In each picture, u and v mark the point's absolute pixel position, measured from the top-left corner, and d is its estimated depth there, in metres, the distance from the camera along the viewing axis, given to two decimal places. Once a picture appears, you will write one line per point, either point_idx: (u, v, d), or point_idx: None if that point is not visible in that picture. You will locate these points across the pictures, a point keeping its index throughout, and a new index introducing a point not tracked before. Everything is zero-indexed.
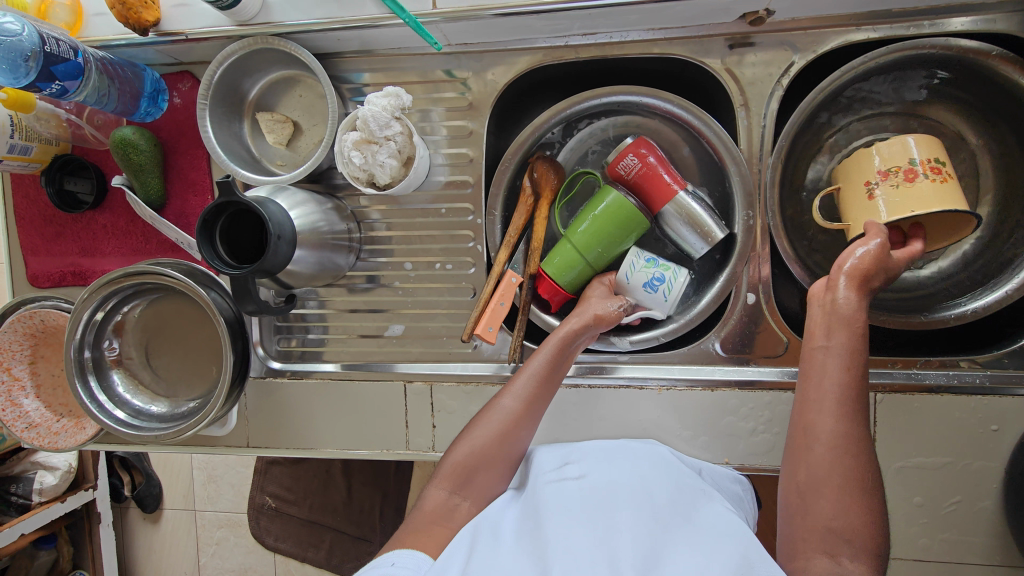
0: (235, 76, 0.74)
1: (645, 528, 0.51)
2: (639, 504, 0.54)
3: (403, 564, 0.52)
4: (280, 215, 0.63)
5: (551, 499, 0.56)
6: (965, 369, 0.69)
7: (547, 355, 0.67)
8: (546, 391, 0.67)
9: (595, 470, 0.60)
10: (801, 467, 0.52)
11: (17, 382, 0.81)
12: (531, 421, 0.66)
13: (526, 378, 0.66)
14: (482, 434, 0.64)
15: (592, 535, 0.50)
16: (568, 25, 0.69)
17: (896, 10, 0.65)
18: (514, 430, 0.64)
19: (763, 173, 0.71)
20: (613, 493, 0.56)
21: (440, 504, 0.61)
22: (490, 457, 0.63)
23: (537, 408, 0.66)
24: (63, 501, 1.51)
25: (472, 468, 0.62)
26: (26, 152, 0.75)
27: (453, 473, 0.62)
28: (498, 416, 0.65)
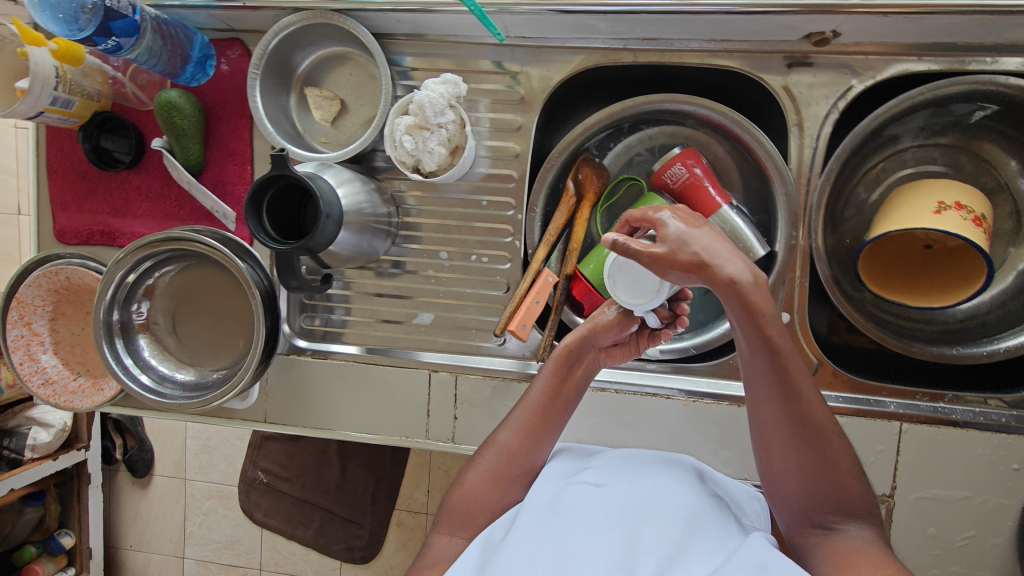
0: (289, 48, 0.73)
1: (670, 541, 0.51)
2: (662, 516, 0.54)
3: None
4: (328, 193, 0.63)
5: (569, 509, 0.56)
6: (992, 407, 0.69)
7: (544, 387, 0.67)
8: (544, 423, 0.66)
9: (614, 480, 0.60)
10: (775, 463, 0.57)
11: (37, 337, 0.80)
12: (534, 452, 0.65)
13: (521, 410, 0.67)
14: (477, 469, 0.65)
15: (613, 554, 0.51)
16: (631, 28, 0.69)
17: (959, 43, 0.65)
18: (509, 465, 0.65)
19: (810, 194, 0.71)
20: (632, 508, 0.56)
21: (446, 548, 0.61)
22: (486, 494, 0.63)
23: (537, 439, 0.65)
24: (55, 460, 1.49)
25: (468, 509, 0.63)
26: (68, 105, 0.73)
27: (455, 516, 0.63)
28: (493, 452, 0.65)
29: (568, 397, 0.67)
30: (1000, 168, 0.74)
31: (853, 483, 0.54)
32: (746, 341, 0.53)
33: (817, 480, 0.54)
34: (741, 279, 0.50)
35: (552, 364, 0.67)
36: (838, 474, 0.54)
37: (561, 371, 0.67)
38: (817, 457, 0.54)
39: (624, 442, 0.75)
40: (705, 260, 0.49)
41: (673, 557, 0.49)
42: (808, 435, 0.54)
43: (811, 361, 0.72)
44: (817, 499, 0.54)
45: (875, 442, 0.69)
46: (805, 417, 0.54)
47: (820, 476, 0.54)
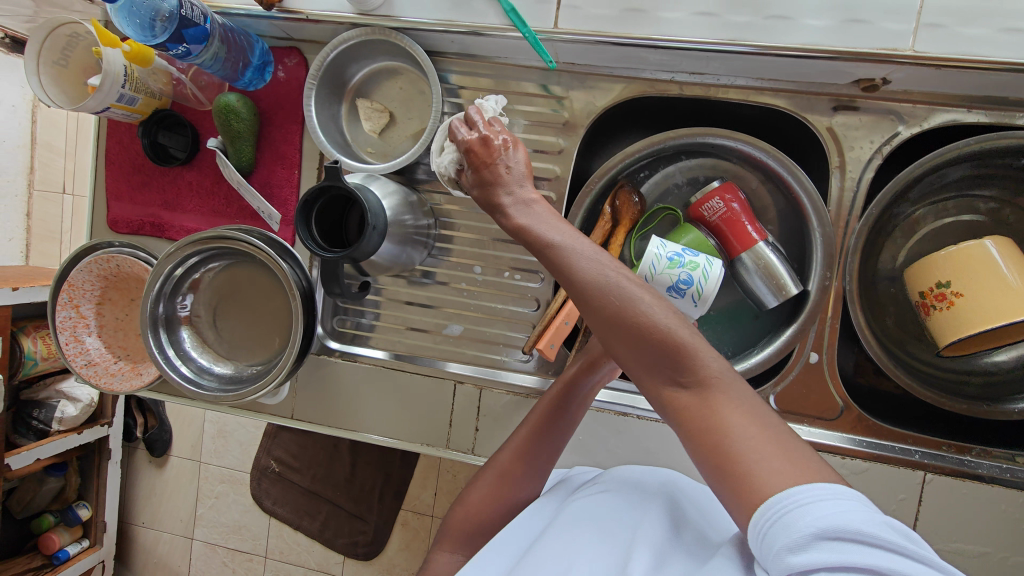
0: (345, 61, 0.76)
1: (661, 533, 0.50)
2: (650, 510, 0.54)
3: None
4: (376, 206, 0.65)
5: (569, 513, 0.56)
6: (1020, 465, 0.69)
7: (546, 408, 0.67)
8: (544, 444, 0.65)
9: (615, 486, 0.60)
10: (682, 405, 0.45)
11: (83, 320, 0.84)
12: (533, 474, 0.65)
13: (523, 431, 0.66)
14: (477, 487, 0.65)
15: (608, 541, 0.50)
16: (680, 63, 0.70)
17: (1011, 98, 0.65)
18: (505, 485, 0.64)
19: (847, 236, 0.72)
20: (627, 509, 0.55)
21: (448, 564, 0.61)
22: (484, 510, 0.63)
23: (537, 461, 0.65)
24: (80, 433, 1.54)
25: (474, 529, 0.63)
26: (132, 102, 0.77)
27: (457, 531, 0.63)
28: (492, 470, 0.65)
29: (570, 419, 0.67)
30: None
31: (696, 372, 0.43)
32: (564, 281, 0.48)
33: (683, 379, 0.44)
34: (564, 247, 0.48)
35: (560, 383, 0.68)
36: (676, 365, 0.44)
37: (566, 391, 0.67)
38: (668, 377, 0.45)
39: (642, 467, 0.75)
40: (526, 234, 0.51)
41: (667, 544, 0.47)
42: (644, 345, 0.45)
43: (837, 404, 0.72)
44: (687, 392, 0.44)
45: (897, 490, 0.69)
46: (629, 321, 0.44)
47: (667, 360, 0.44)
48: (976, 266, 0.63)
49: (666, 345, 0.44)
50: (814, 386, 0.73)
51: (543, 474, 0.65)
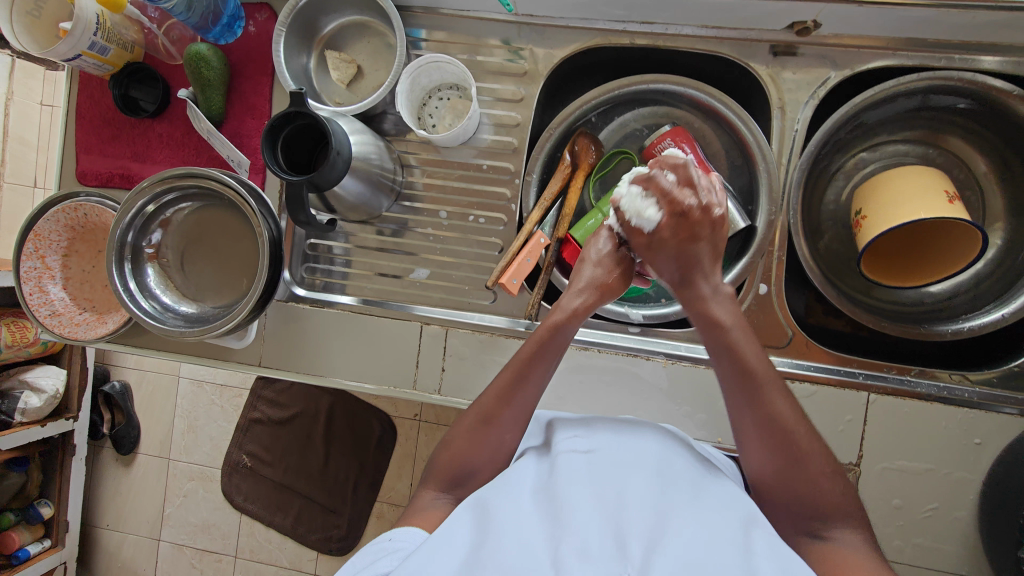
0: (314, 12, 0.79)
1: (653, 501, 0.49)
2: (646, 473, 0.53)
3: (400, 540, 0.54)
4: (341, 136, 0.68)
5: (557, 472, 0.53)
6: (956, 383, 0.72)
7: (526, 353, 0.63)
8: (524, 392, 0.63)
9: (605, 445, 0.57)
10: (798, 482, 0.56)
11: (48, 271, 0.83)
12: (513, 421, 0.63)
13: (504, 375, 0.64)
14: (458, 427, 0.65)
15: (602, 510, 0.48)
16: (630, 11, 0.75)
17: (931, 40, 0.71)
18: (485, 431, 0.62)
19: (789, 173, 0.76)
20: (622, 469, 0.53)
21: (432, 500, 0.62)
22: (467, 452, 0.62)
23: (516, 408, 0.63)
24: (43, 426, 1.47)
25: (460, 468, 0.62)
26: (104, 52, 0.79)
27: (442, 474, 0.63)
28: (473, 415, 0.64)
29: (550, 364, 0.64)
30: (968, 163, 0.79)
31: (822, 481, 0.55)
32: (719, 357, 0.59)
33: (792, 475, 0.56)
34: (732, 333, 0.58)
35: (543, 327, 0.64)
36: (806, 467, 0.55)
37: (548, 337, 0.63)
38: (798, 487, 0.56)
39: (604, 400, 0.78)
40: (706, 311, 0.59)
41: (662, 519, 0.47)
42: (779, 446, 0.56)
43: (786, 332, 0.76)
44: (788, 493, 0.56)
45: (844, 411, 0.72)
46: (779, 419, 0.56)
47: (796, 458, 0.55)
48: (892, 199, 0.68)
49: (802, 452, 0.55)
50: (764, 317, 0.76)
51: (525, 421, 0.63)
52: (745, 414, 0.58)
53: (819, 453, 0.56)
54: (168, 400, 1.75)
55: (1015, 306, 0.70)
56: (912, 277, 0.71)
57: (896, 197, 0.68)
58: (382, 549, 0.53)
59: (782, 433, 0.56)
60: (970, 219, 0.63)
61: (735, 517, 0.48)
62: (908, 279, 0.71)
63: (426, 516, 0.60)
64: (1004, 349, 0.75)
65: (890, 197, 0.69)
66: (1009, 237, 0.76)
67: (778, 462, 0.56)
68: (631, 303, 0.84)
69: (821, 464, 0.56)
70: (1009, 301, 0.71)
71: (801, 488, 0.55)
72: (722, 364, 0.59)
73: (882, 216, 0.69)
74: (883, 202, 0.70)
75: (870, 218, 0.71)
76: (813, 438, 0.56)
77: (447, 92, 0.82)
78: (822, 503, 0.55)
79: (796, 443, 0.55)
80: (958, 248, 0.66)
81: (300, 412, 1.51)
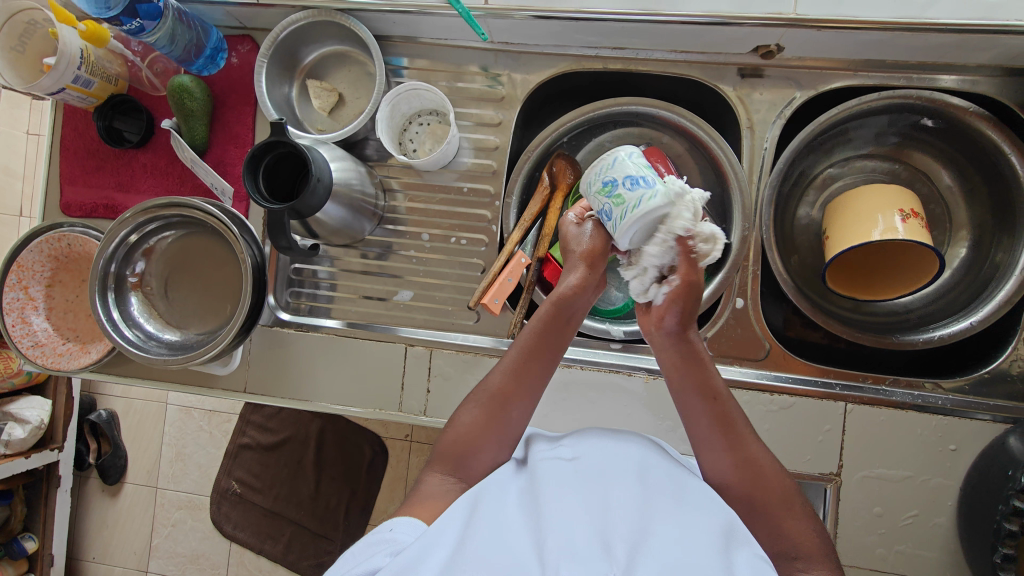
0: (295, 43, 0.82)
1: (636, 504, 0.50)
2: (632, 478, 0.53)
3: (400, 532, 0.52)
4: (322, 163, 0.69)
5: (541, 479, 0.53)
6: (930, 391, 0.74)
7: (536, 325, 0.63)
8: (540, 362, 0.64)
9: (590, 451, 0.57)
10: (777, 530, 0.55)
11: (31, 302, 0.83)
12: (527, 396, 0.63)
13: (515, 352, 0.64)
14: (471, 405, 0.64)
15: (586, 514, 0.48)
16: (601, 38, 0.78)
17: (889, 61, 0.74)
18: (502, 406, 0.62)
19: (761, 190, 0.78)
20: (605, 473, 0.54)
21: (436, 488, 0.60)
22: (478, 432, 0.61)
23: (532, 379, 0.63)
24: (28, 457, 1.44)
25: (465, 451, 0.61)
26: (88, 85, 0.80)
27: (449, 456, 0.61)
28: (488, 393, 0.63)
29: (561, 334, 0.64)
30: (931, 176, 0.82)
31: (794, 524, 0.55)
32: (686, 399, 0.60)
33: (768, 512, 0.55)
34: (714, 384, 0.59)
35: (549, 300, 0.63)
36: (782, 510, 0.55)
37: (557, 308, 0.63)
38: (773, 531, 0.55)
39: (588, 417, 0.79)
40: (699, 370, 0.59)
41: (644, 522, 0.47)
42: (751, 479, 0.56)
43: (763, 345, 0.77)
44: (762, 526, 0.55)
45: (822, 421, 0.73)
46: (756, 461, 0.57)
47: (772, 500, 0.55)
48: (860, 220, 0.70)
49: (779, 490, 0.56)
50: (741, 330, 0.78)
51: (543, 389, 0.64)
52: (718, 464, 0.57)
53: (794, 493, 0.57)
54: (156, 428, 1.73)
55: (983, 314, 0.71)
56: (881, 290, 0.73)
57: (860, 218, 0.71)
58: (382, 540, 0.51)
59: (754, 470, 0.56)
60: (930, 244, 0.65)
61: (719, 524, 0.48)
62: (877, 292, 0.73)
63: (426, 504, 0.57)
64: (976, 355, 0.77)
65: (855, 216, 0.71)
66: (974, 246, 0.79)
67: (755, 502, 0.55)
68: (613, 320, 0.85)
69: (794, 507, 0.56)
70: (978, 309, 0.73)
71: (777, 527, 0.55)
72: (692, 400, 0.59)
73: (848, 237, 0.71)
74: (849, 221, 0.72)
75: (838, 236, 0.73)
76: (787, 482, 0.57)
77: (426, 118, 0.85)
78: (796, 544, 0.54)
79: (774, 485, 0.56)
80: (923, 265, 0.68)
81: (288, 438, 1.46)
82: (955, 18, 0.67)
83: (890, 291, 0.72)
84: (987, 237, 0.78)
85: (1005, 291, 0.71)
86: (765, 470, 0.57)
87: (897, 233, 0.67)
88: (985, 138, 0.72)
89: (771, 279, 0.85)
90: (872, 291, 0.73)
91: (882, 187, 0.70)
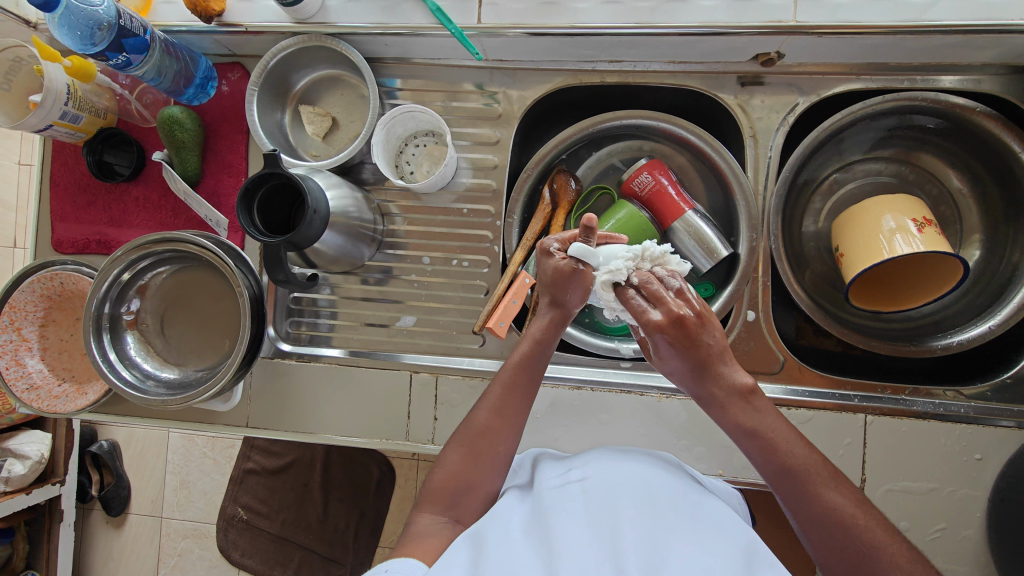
0: (286, 69, 0.80)
1: (647, 526, 0.47)
2: (638, 499, 0.51)
3: (396, 572, 0.49)
4: (318, 193, 0.67)
5: (551, 510, 0.51)
6: (950, 399, 0.72)
7: (514, 364, 0.63)
8: (519, 397, 0.63)
9: (598, 471, 0.56)
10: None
11: (25, 342, 0.80)
12: (511, 428, 0.61)
13: (494, 389, 0.63)
14: (453, 443, 0.62)
15: (597, 538, 0.46)
16: (597, 52, 0.76)
17: (892, 64, 0.73)
18: (483, 446, 0.60)
19: (767, 199, 0.77)
20: (617, 495, 0.52)
21: (428, 527, 0.56)
22: (464, 472, 0.59)
23: (512, 415, 0.62)
24: (29, 493, 1.40)
25: (456, 486, 0.59)
26: (76, 120, 0.78)
27: (440, 493, 0.59)
28: (471, 430, 0.61)
29: (540, 368, 0.63)
30: (941, 178, 0.81)
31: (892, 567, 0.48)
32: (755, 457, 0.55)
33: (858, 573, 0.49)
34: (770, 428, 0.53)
35: (527, 341, 0.63)
36: (877, 557, 0.49)
37: (533, 351, 0.63)
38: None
39: (602, 439, 0.76)
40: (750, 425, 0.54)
41: (659, 543, 0.45)
42: (831, 531, 0.50)
43: (777, 358, 0.75)
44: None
45: (843, 435, 0.71)
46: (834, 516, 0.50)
47: (865, 559, 0.49)
48: (873, 233, 0.69)
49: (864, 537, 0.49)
50: (754, 343, 0.76)
51: (525, 423, 0.62)
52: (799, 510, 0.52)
53: (890, 543, 0.49)
54: (160, 456, 1.70)
55: (1002, 317, 0.70)
56: (904, 300, 0.71)
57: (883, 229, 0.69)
58: None
59: (831, 523, 0.50)
60: (948, 251, 0.64)
61: (735, 543, 0.46)
62: (902, 302, 0.72)
63: (422, 545, 0.54)
64: (995, 360, 0.76)
65: (868, 229, 0.70)
66: (987, 249, 0.78)
67: (848, 560, 0.49)
68: (620, 337, 0.83)
69: (897, 556, 0.48)
70: (995, 313, 0.71)
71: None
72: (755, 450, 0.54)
73: (872, 250, 0.69)
74: (862, 235, 0.71)
75: (867, 251, 0.70)
76: (878, 529, 0.50)
77: (422, 139, 0.83)
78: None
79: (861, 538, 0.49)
80: (943, 275, 0.67)
81: (293, 461, 1.37)
82: (957, 19, 0.65)
83: (913, 300, 0.70)
84: (1001, 238, 0.76)
85: (1022, 294, 0.70)
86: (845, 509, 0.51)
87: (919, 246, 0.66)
88: (995, 138, 0.71)
89: (780, 288, 0.84)
90: (897, 300, 0.72)
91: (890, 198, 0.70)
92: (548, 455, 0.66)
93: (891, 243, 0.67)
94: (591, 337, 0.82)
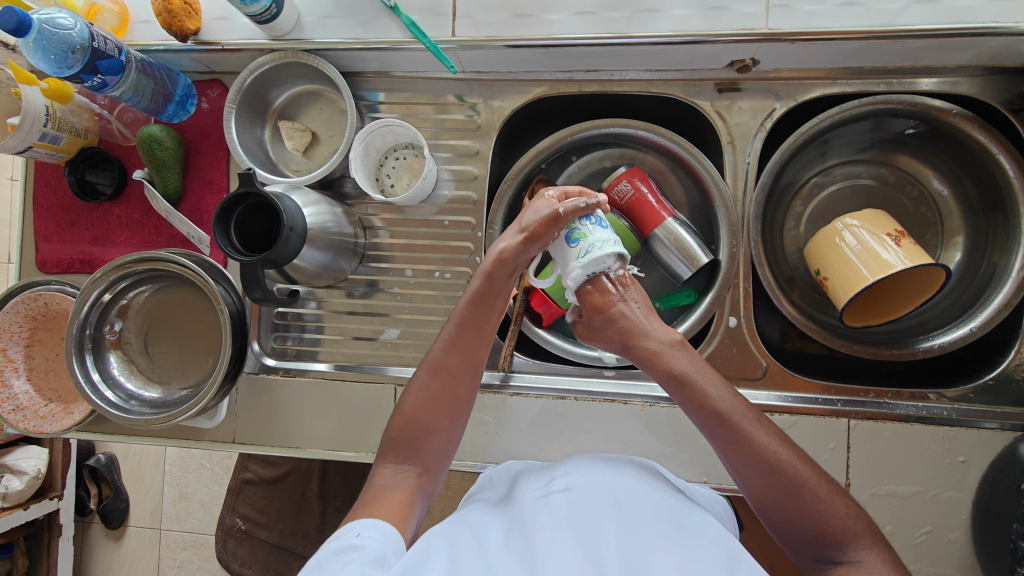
0: (264, 85, 0.81)
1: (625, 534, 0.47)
2: (619, 509, 0.51)
3: (369, 537, 0.48)
4: (294, 211, 0.67)
5: (532, 521, 0.50)
6: (934, 401, 0.72)
7: (473, 300, 0.63)
8: (478, 336, 0.63)
9: (582, 480, 0.55)
10: (816, 513, 0.51)
11: (11, 363, 0.79)
12: (471, 367, 0.63)
13: (452, 326, 0.63)
14: (412, 391, 0.62)
15: (580, 547, 0.46)
16: (575, 62, 0.76)
17: (867, 67, 0.73)
18: (448, 389, 0.62)
19: (746, 206, 0.77)
20: (600, 503, 0.51)
21: (391, 478, 0.57)
22: (427, 418, 0.60)
23: (471, 355, 0.63)
24: (26, 509, 1.39)
25: (419, 430, 0.60)
26: (55, 141, 0.79)
27: (397, 445, 0.59)
28: (429, 372, 0.62)
29: (498, 302, 0.64)
30: (920, 179, 0.81)
31: (831, 506, 0.52)
32: (691, 408, 0.56)
33: (793, 505, 0.52)
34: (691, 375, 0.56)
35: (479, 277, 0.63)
36: (812, 498, 0.52)
37: (488, 288, 0.62)
38: (805, 508, 0.52)
39: (589, 448, 0.76)
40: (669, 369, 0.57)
41: (640, 548, 0.45)
42: (770, 475, 0.53)
43: (760, 364, 0.75)
44: (800, 530, 0.52)
45: (826, 440, 0.71)
46: (770, 455, 0.53)
47: (790, 491, 0.52)
48: (852, 246, 0.69)
49: (804, 478, 0.52)
50: (737, 350, 0.76)
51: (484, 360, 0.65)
52: (736, 457, 0.54)
53: (819, 477, 0.53)
54: (158, 468, 1.70)
55: (983, 319, 0.69)
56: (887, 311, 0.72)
57: (864, 243, 0.69)
58: (347, 548, 0.46)
59: (767, 466, 0.53)
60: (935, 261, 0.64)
61: (717, 553, 0.46)
62: (881, 314, 0.72)
63: (383, 497, 0.54)
64: (977, 360, 0.76)
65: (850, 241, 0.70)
66: (968, 250, 0.78)
67: (782, 496, 0.53)
68: None
69: (822, 489, 0.52)
70: (977, 315, 0.71)
71: (819, 515, 0.51)
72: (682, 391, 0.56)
73: (852, 261, 0.69)
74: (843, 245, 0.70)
75: (845, 262, 0.70)
76: (807, 465, 0.53)
77: (402, 152, 0.83)
78: (835, 534, 0.51)
79: (794, 474, 0.52)
80: (929, 283, 0.67)
81: (290, 470, 1.22)
82: (930, 23, 0.65)
83: (898, 312, 0.71)
84: (981, 238, 0.76)
85: (1003, 294, 0.69)
86: (782, 454, 0.53)
87: (902, 260, 0.66)
88: (973, 139, 0.70)
89: (761, 293, 0.84)
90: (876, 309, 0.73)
91: (859, 213, 0.71)
92: (529, 467, 0.65)
93: (874, 256, 0.67)
94: (574, 347, 0.82)
